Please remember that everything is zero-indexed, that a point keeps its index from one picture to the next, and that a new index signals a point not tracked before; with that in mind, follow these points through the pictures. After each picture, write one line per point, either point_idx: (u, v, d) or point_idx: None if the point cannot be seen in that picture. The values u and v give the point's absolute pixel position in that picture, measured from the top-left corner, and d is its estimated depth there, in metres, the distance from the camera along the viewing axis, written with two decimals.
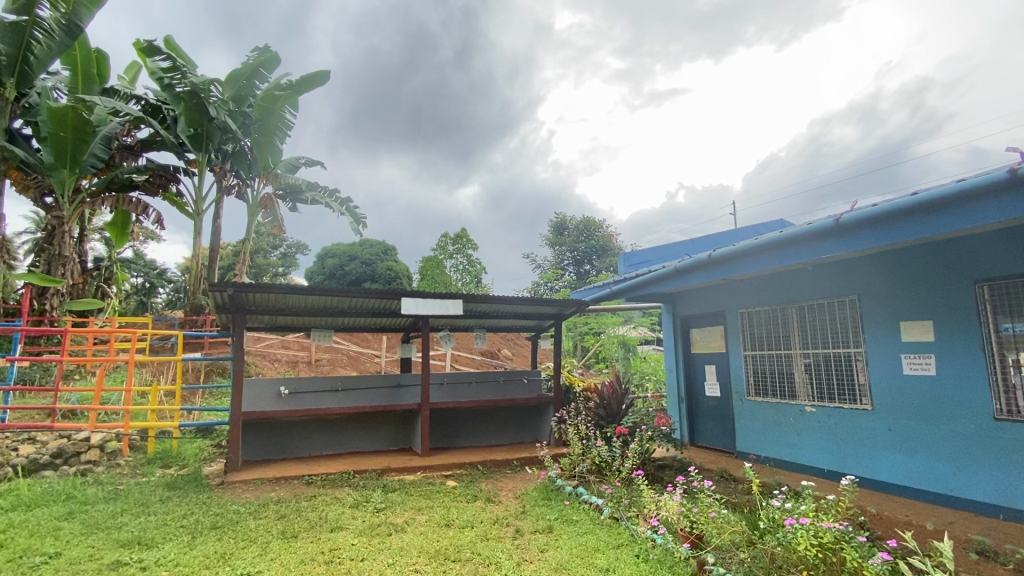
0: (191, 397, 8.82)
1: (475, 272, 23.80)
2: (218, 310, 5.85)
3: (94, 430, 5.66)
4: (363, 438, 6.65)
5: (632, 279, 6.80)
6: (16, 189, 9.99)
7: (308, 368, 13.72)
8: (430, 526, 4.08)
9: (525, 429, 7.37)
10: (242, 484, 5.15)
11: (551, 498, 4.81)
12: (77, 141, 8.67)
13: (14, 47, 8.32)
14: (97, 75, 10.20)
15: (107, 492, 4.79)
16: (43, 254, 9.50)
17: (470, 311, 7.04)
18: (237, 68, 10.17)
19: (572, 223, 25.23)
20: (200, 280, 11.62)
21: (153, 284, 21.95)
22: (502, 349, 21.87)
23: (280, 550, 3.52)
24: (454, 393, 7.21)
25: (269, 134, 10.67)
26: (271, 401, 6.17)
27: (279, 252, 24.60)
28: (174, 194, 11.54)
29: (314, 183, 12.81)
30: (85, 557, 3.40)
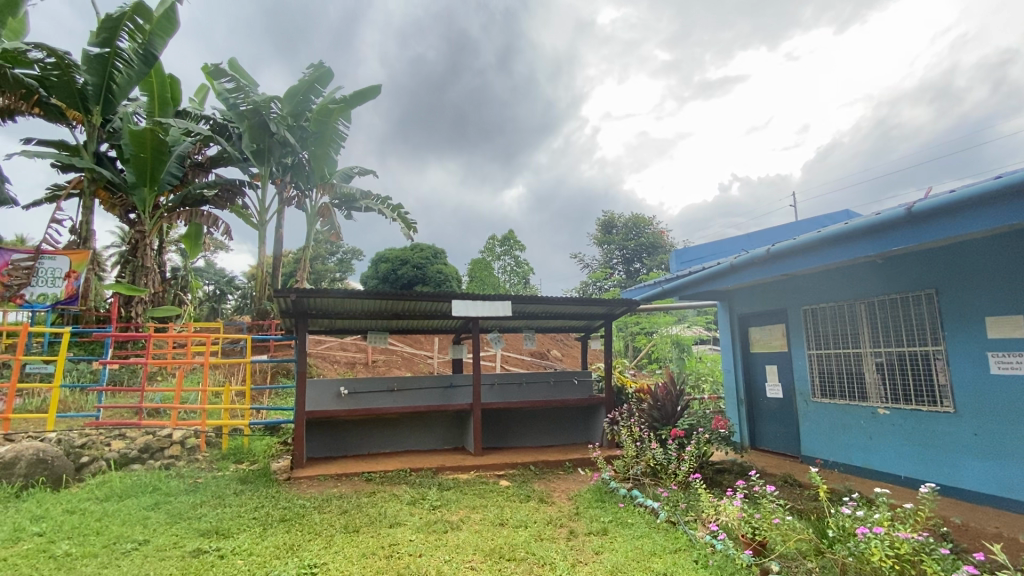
0: (259, 397, 9.37)
1: (523, 273, 23.93)
2: (282, 315, 6.19)
3: (175, 427, 6.13)
4: (418, 437, 6.83)
5: (685, 278, 6.62)
6: (104, 208, 10.97)
7: (365, 368, 14.29)
8: (485, 524, 4.14)
9: (577, 430, 7.33)
10: (307, 479, 5.42)
11: (605, 500, 4.76)
12: (155, 161, 9.40)
13: (99, 77, 9.14)
14: (171, 99, 11.04)
15: (187, 484, 5.18)
16: (128, 266, 10.37)
17: (518, 312, 7.05)
18: (293, 84, 10.71)
19: (621, 220, 24.78)
20: (265, 286, 12.32)
21: (223, 291, 23.64)
22: (551, 350, 21.90)
23: (343, 544, 3.68)
24: (505, 394, 7.29)
25: (325, 146, 11.11)
26: (332, 400, 6.47)
27: (336, 258, 25.72)
28: (240, 206, 12.31)
29: (367, 191, 13.27)
30: (170, 544, 3.68)
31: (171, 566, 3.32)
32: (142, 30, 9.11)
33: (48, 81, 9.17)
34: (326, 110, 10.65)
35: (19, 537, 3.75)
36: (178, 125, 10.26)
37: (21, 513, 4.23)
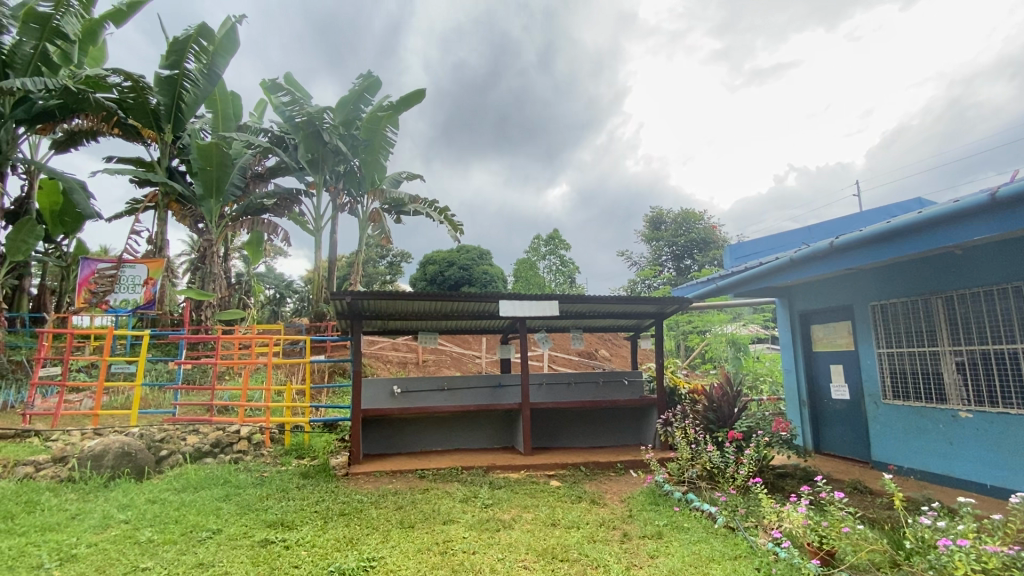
0: (318, 396, 9.79)
1: (569, 272, 23.80)
2: (338, 317, 6.42)
3: (242, 424, 6.54)
4: (468, 436, 6.92)
5: (740, 274, 6.37)
6: (176, 219, 11.79)
7: (417, 368, 14.63)
8: (537, 524, 4.14)
9: (627, 432, 7.20)
10: (364, 475, 5.60)
11: (659, 503, 4.65)
12: (220, 173, 10.02)
13: (170, 97, 9.84)
14: (233, 114, 11.73)
15: (254, 478, 5.48)
16: (198, 272, 11.09)
17: (566, 311, 7.01)
18: (344, 95, 11.15)
19: (670, 216, 24.16)
20: (321, 290, 12.85)
21: (282, 295, 24.88)
22: (600, 350, 21.66)
23: (400, 539, 3.79)
24: (554, 394, 7.27)
25: (374, 152, 11.47)
26: (386, 399, 6.68)
27: (386, 261, 26.51)
28: (297, 214, 12.90)
29: (415, 195, 13.59)
30: (240, 534, 3.91)
31: (242, 555, 3.52)
32: (206, 52, 9.73)
33: (126, 103, 9.94)
34: (375, 118, 11.01)
35: (108, 524, 4.08)
36: (240, 139, 10.93)
37: (110, 502, 4.61)
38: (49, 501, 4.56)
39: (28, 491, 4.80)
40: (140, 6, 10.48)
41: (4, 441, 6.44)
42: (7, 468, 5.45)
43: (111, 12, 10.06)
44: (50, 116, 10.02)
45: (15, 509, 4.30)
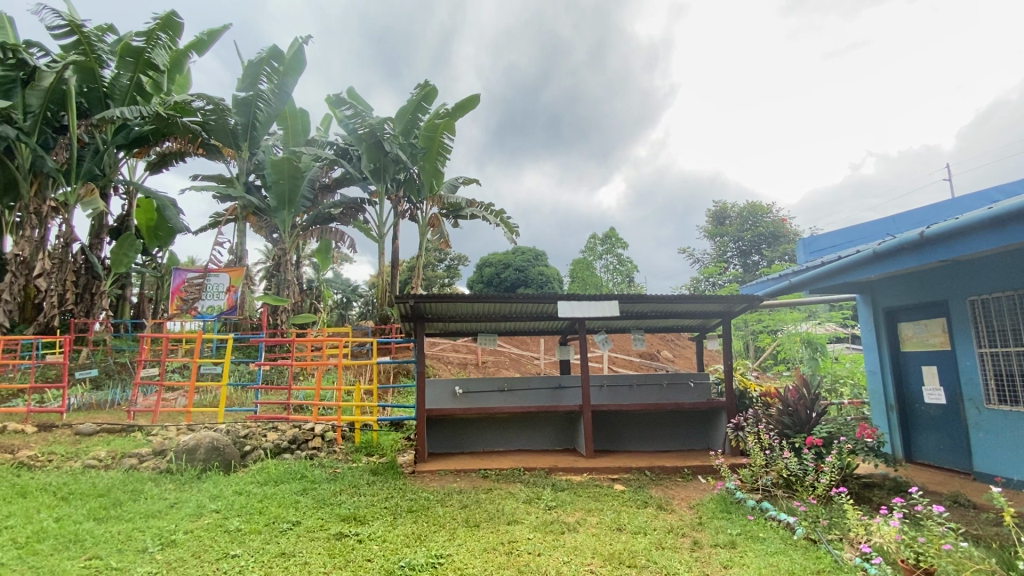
0: (384, 396, 10.18)
1: (627, 271, 23.38)
2: (402, 319, 6.62)
3: (317, 422, 6.92)
4: (529, 437, 6.94)
5: (816, 269, 5.98)
6: (254, 230, 12.66)
7: (477, 368, 14.88)
8: (602, 528, 4.08)
9: (694, 436, 6.95)
10: (429, 474, 5.75)
11: (731, 512, 4.44)
12: (292, 186, 10.68)
13: (247, 117, 10.60)
14: (302, 130, 12.43)
15: (328, 474, 5.76)
16: (274, 279, 11.84)
17: (626, 312, 6.87)
18: (403, 105, 11.54)
19: (735, 210, 23.16)
20: (385, 293, 13.36)
21: (349, 299, 26.09)
22: (662, 351, 21.09)
23: (466, 537, 3.85)
24: (615, 396, 7.18)
25: (432, 159, 11.77)
26: (448, 400, 6.84)
27: (445, 264, 27.18)
28: (362, 222, 13.48)
29: (472, 200, 13.85)
30: (317, 526, 4.13)
31: (320, 547, 3.72)
32: (277, 73, 10.44)
33: (210, 125, 10.81)
34: (432, 126, 11.31)
35: (201, 512, 4.45)
36: (308, 153, 11.59)
37: (202, 492, 5.02)
38: (151, 490, 5.02)
39: (133, 480, 5.31)
40: (219, 35, 11.35)
41: (113, 435, 7.16)
42: (115, 460, 6.05)
43: (193, 42, 10.97)
44: (145, 141, 11.06)
45: (123, 496, 4.78)
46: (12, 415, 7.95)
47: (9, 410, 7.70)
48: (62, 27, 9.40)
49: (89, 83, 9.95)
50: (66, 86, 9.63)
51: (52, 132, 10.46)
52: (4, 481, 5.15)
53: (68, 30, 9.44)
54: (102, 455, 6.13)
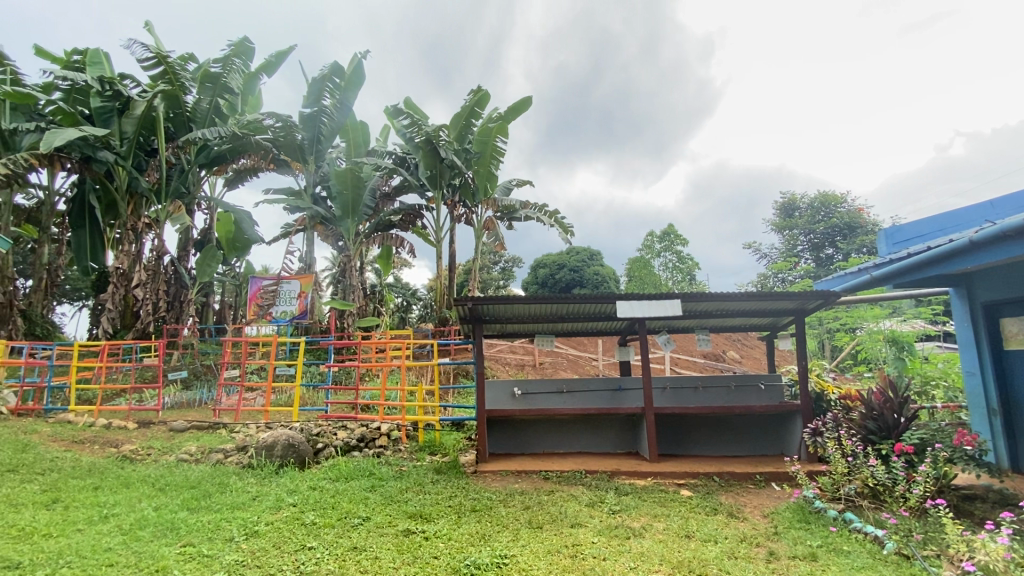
0: (445, 396, 10.42)
1: (688, 269, 22.72)
2: (461, 321, 6.73)
3: (382, 421, 7.18)
4: (591, 440, 6.85)
5: (901, 261, 5.51)
6: (322, 238, 13.32)
7: (534, 369, 14.91)
8: (670, 535, 3.96)
9: (766, 441, 6.61)
10: (491, 474, 5.80)
11: (810, 522, 4.17)
12: (355, 196, 11.19)
13: (312, 132, 11.20)
14: (363, 141, 12.95)
15: (394, 471, 5.96)
16: (340, 284, 12.43)
17: (689, 311, 6.64)
18: (458, 111, 11.79)
19: (804, 201, 21.86)
20: (444, 296, 13.66)
21: (409, 302, 26.92)
22: (727, 351, 20.22)
23: (530, 538, 3.86)
24: (679, 398, 6.96)
25: (486, 163, 11.95)
26: (507, 400, 6.89)
27: (500, 267, 27.49)
28: (420, 227, 13.88)
29: (526, 201, 13.91)
30: (386, 523, 4.27)
31: (390, 542, 3.84)
32: (339, 88, 10.94)
33: (279, 141, 11.50)
34: (486, 130, 11.49)
35: (280, 505, 4.73)
36: (369, 163, 12.07)
37: (280, 486, 5.33)
38: (235, 483, 5.41)
39: (220, 474, 5.72)
40: (286, 56, 12.08)
41: (202, 432, 7.77)
42: (204, 455, 6.56)
43: (263, 65, 11.72)
44: (223, 159, 11.94)
45: (212, 489, 5.17)
46: (117, 413, 8.81)
47: (114, 408, 8.53)
48: (150, 59, 10.32)
49: (175, 109, 10.86)
50: (155, 113, 10.57)
51: (144, 155, 11.50)
52: (112, 472, 5.71)
53: (155, 61, 10.35)
54: (192, 450, 6.67)
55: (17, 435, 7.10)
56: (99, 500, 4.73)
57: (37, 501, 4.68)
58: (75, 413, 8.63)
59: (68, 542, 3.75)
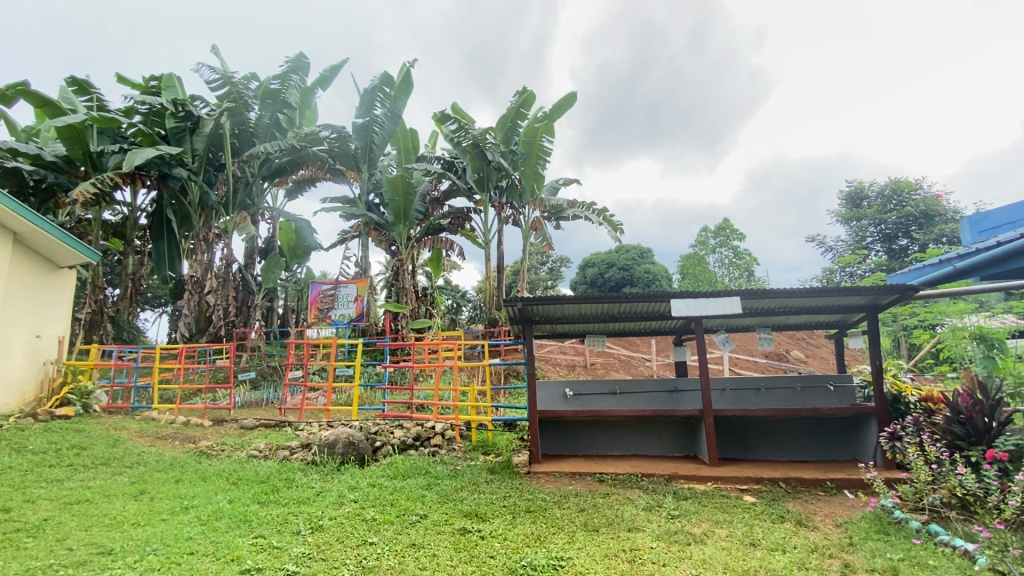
0: (496, 396, 10.50)
1: (745, 265, 22.03)
2: (511, 322, 6.73)
3: (437, 421, 7.34)
4: (646, 442, 6.70)
5: (991, 251, 5.04)
6: (375, 243, 13.76)
7: (586, 370, 14.76)
8: (733, 542, 3.80)
9: (835, 446, 6.23)
10: (545, 475, 5.78)
11: (890, 534, 3.88)
12: (406, 202, 11.52)
13: (365, 141, 11.61)
14: (412, 147, 13.26)
15: (450, 470, 6.06)
16: (393, 288, 12.83)
17: (749, 308, 6.34)
18: (504, 113, 11.90)
19: (874, 189, 20.47)
20: (494, 298, 13.78)
21: (459, 304, 27.36)
22: (791, 351, 19.20)
23: (586, 541, 3.81)
24: (739, 400, 6.68)
25: (533, 164, 11.96)
26: (559, 401, 6.87)
27: (547, 267, 27.47)
28: (469, 230, 14.09)
29: (574, 200, 13.79)
30: (442, 521, 4.35)
31: (448, 541, 3.90)
32: (389, 97, 11.26)
33: (334, 151, 11.97)
34: (532, 130, 11.52)
35: (343, 501, 4.92)
36: (419, 169, 12.36)
37: (342, 483, 5.55)
38: (301, 479, 5.68)
39: (287, 470, 6.03)
40: (339, 69, 12.57)
41: (270, 429, 8.21)
42: (271, 451, 6.93)
43: (318, 79, 12.26)
44: (283, 171, 12.59)
45: (280, 484, 5.45)
46: (194, 410, 9.48)
47: (192, 407, 9.17)
48: (217, 81, 11.04)
49: (239, 125, 11.56)
50: (222, 130, 11.29)
51: (214, 170, 12.29)
52: (190, 466, 6.14)
53: (221, 82, 11.06)
54: (261, 446, 7.06)
55: (109, 431, 7.77)
56: (180, 492, 5.10)
57: (126, 492, 5.10)
58: (158, 411, 9.34)
59: (153, 531, 4.06)
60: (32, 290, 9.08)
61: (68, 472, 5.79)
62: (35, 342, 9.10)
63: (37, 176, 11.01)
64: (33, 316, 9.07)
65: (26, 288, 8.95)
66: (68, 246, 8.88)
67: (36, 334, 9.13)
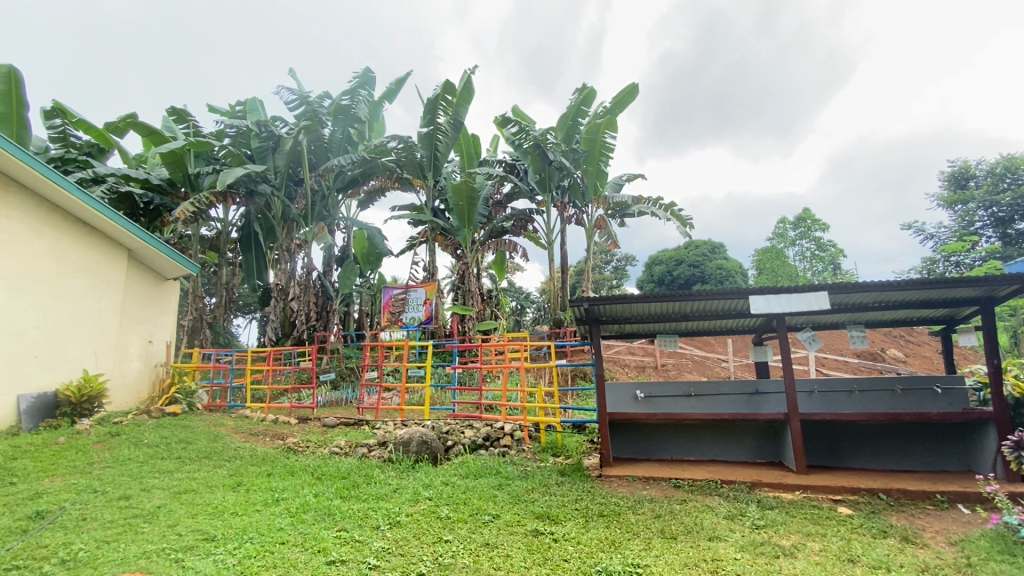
0: (564, 397, 10.44)
1: (829, 258, 20.83)
2: (578, 322, 6.63)
3: (506, 422, 7.40)
4: (725, 447, 6.38)
5: None
6: (441, 248, 14.13)
7: (656, 371, 14.30)
8: (828, 557, 3.51)
9: (945, 455, 5.61)
10: (617, 479, 5.64)
11: (1017, 555, 3.42)
12: (470, 206, 11.74)
13: (430, 150, 11.94)
14: (474, 152, 13.48)
15: (520, 471, 6.07)
16: (460, 290, 13.12)
17: (839, 304, 5.86)
18: (564, 112, 11.86)
19: (982, 168, 18.34)
20: (559, 299, 13.71)
21: (524, 305, 27.58)
22: (887, 349, 17.58)
23: (663, 549, 3.67)
24: (829, 404, 6.20)
25: (595, 161, 11.80)
26: (630, 403, 6.70)
27: (612, 266, 27.05)
28: (532, 231, 14.12)
29: (639, 196, 13.40)
30: (515, 521, 4.36)
31: (520, 542, 3.91)
32: (450, 105, 11.47)
33: (402, 161, 12.40)
34: (594, 127, 11.35)
35: (419, 498, 5.07)
36: (482, 173, 12.53)
37: (417, 480, 5.73)
38: (379, 475, 5.92)
39: (366, 466, 6.32)
40: (403, 81, 13.04)
41: (349, 427, 8.65)
42: (351, 448, 7.28)
43: (385, 92, 12.80)
44: (355, 182, 13.26)
45: (360, 480, 5.71)
46: (282, 409, 10.17)
47: (280, 405, 9.84)
48: (295, 101, 11.82)
49: (315, 142, 12.30)
50: (300, 147, 12.06)
51: (294, 185, 13.17)
52: (280, 461, 6.59)
53: (298, 102, 11.82)
54: (342, 444, 7.44)
55: (210, 427, 8.52)
56: (272, 485, 5.48)
57: (226, 483, 5.57)
58: (251, 409, 10.12)
59: (249, 521, 4.40)
60: (145, 301, 10.17)
61: (177, 464, 6.41)
62: (148, 346, 10.17)
63: (146, 198, 12.23)
64: (146, 324, 10.15)
65: (140, 298, 10.05)
66: (171, 259, 9.82)
67: (149, 340, 10.20)
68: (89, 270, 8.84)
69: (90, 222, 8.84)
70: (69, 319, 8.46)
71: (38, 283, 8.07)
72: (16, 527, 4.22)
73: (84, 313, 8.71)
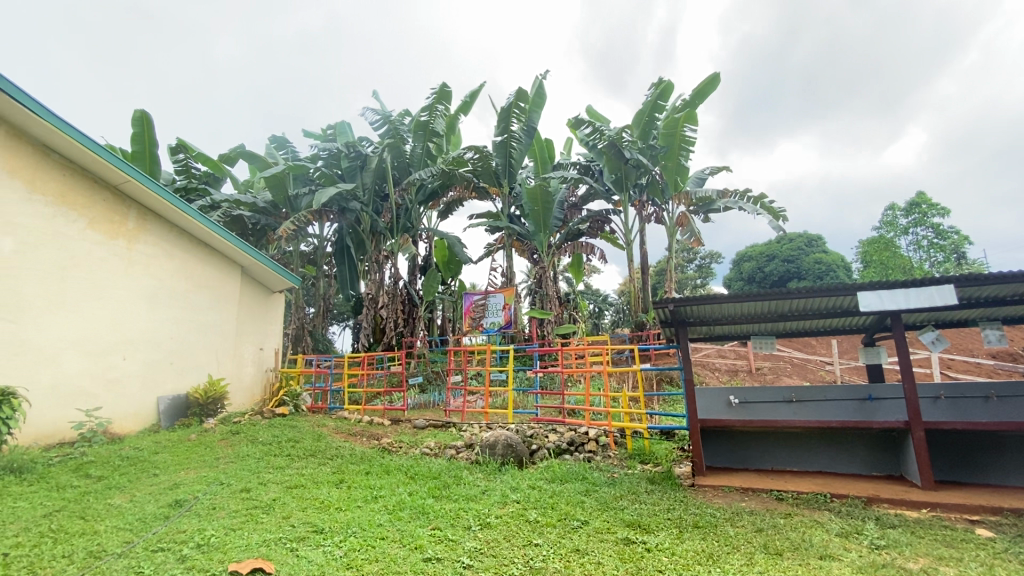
0: (649, 402, 10.14)
1: (950, 246, 18.59)
2: (663, 325, 6.40)
3: (590, 427, 7.36)
4: (833, 458, 5.86)
5: None
6: (519, 253, 14.34)
7: (750, 375, 13.45)
8: None
9: None
10: (711, 489, 5.37)
11: None
12: (545, 211, 11.81)
13: (504, 157, 12.18)
14: (548, 157, 13.55)
15: (607, 477, 5.97)
16: (538, 294, 13.25)
17: (970, 299, 5.16)
18: (640, 108, 11.57)
19: None
20: (640, 301, 13.37)
21: (602, 308, 27.23)
22: None
23: (767, 565, 3.45)
24: (959, 411, 5.48)
25: (675, 156, 11.36)
26: (723, 409, 6.37)
27: (695, 264, 25.97)
28: (609, 232, 13.90)
29: (724, 190, 12.74)
30: (604, 528, 4.31)
31: (610, 550, 3.84)
32: (523, 111, 11.55)
33: (478, 170, 12.73)
34: (672, 121, 10.94)
35: (507, 501, 5.16)
36: (556, 177, 12.51)
37: (504, 483, 5.84)
38: (468, 476, 6.11)
39: (455, 467, 6.55)
40: (478, 93, 13.41)
41: (437, 429, 9.02)
42: (440, 449, 7.57)
43: (461, 105, 13.22)
44: (436, 194, 13.79)
45: (450, 480, 5.93)
46: (376, 411, 10.80)
47: (372, 408, 10.41)
48: (378, 121, 12.57)
49: (398, 158, 12.98)
50: (385, 164, 12.83)
51: (381, 200, 14.01)
52: (376, 460, 7.00)
53: (381, 122, 12.57)
54: (431, 445, 7.75)
55: (314, 427, 9.25)
56: (370, 483, 5.84)
57: (330, 480, 6.02)
58: (349, 411, 10.86)
59: (352, 516, 4.71)
60: (256, 312, 11.26)
61: (288, 460, 7.03)
62: (259, 352, 11.23)
63: (255, 220, 13.57)
64: (257, 333, 11.22)
65: (251, 309, 11.13)
66: (276, 274, 10.78)
67: (260, 347, 11.27)
68: (209, 285, 9.94)
69: (209, 243, 9.94)
70: (195, 328, 9.55)
71: (170, 297, 9.19)
72: (160, 513, 4.84)
73: (207, 324, 9.81)
